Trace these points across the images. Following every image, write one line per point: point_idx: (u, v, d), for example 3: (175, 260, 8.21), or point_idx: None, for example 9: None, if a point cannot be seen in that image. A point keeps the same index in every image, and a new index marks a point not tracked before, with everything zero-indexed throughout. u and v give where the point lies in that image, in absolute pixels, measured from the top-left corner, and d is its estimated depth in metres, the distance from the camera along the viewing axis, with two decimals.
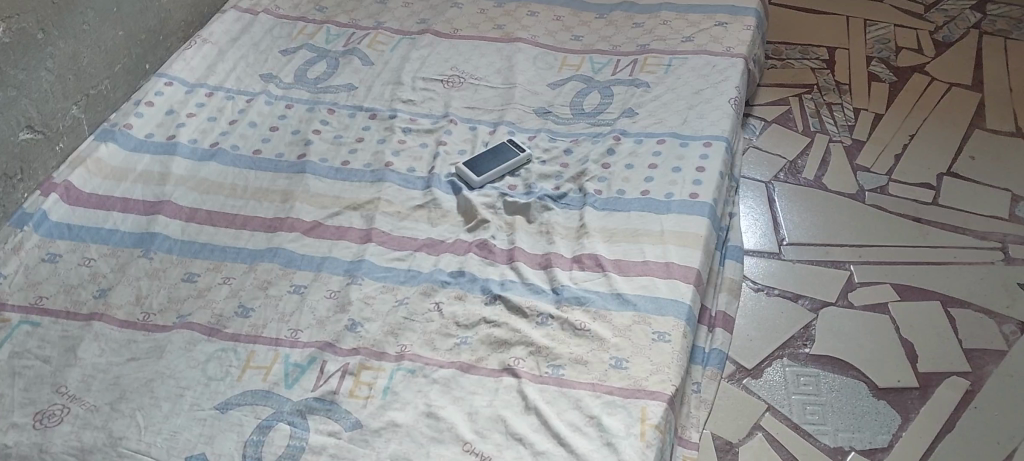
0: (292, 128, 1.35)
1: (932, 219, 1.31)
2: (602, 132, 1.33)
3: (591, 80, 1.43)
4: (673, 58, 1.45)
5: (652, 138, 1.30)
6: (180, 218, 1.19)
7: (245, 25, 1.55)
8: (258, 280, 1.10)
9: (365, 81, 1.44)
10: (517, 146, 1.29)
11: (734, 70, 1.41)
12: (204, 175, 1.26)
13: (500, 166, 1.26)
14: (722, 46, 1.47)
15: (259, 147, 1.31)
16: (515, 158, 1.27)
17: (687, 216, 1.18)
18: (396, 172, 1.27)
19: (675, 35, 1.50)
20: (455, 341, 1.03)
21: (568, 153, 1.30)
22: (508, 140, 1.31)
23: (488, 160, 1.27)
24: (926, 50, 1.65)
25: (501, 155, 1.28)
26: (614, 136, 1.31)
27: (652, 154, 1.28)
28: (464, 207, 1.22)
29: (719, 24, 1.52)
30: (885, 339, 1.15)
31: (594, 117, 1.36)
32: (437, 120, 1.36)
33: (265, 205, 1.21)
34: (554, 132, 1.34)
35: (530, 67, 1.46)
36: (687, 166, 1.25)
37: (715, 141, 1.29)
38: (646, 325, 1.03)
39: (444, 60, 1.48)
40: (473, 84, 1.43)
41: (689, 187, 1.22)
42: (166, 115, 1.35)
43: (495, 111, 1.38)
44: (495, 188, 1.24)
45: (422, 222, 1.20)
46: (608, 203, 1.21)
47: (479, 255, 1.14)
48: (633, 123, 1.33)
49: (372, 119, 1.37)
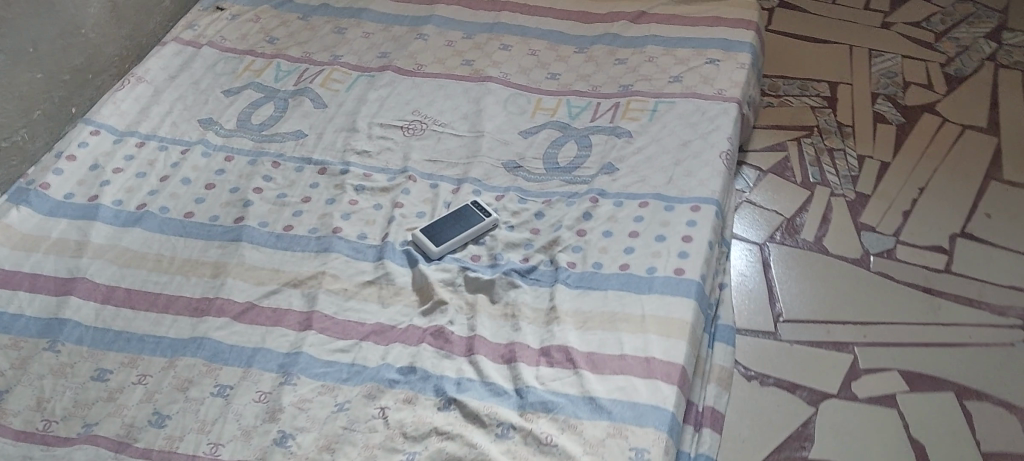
0: (230, 185, 1.20)
1: (946, 290, 1.17)
2: (578, 191, 1.19)
3: (567, 128, 1.29)
4: (658, 102, 1.31)
5: (633, 201, 1.16)
6: (95, 299, 1.05)
7: (186, 60, 1.40)
8: (177, 380, 0.96)
9: (316, 127, 1.29)
10: (481, 210, 1.15)
11: (726, 118, 1.28)
12: (126, 244, 1.12)
13: (461, 233, 1.12)
14: (712, 88, 1.32)
15: (192, 208, 1.17)
16: (479, 222, 1.13)
17: (671, 296, 1.04)
18: (344, 240, 1.13)
19: (660, 75, 1.36)
20: (401, 457, 0.89)
21: (539, 216, 1.16)
22: (471, 203, 1.16)
23: (448, 227, 1.13)
24: (937, 85, 1.50)
25: (464, 220, 1.14)
26: (591, 197, 1.17)
27: (632, 220, 1.14)
28: (419, 283, 1.07)
29: (710, 61, 1.37)
30: (894, 440, 1.01)
31: (569, 173, 1.22)
32: (393, 176, 1.22)
33: (192, 280, 1.08)
34: (524, 190, 1.20)
35: (500, 111, 1.32)
36: (672, 235, 1.11)
37: (703, 204, 1.15)
38: (622, 439, 0.89)
39: (405, 102, 1.34)
40: (436, 132, 1.28)
41: (673, 261, 1.08)
42: (90, 170, 1.21)
43: (459, 164, 1.23)
44: (456, 260, 1.10)
45: (370, 304, 1.05)
46: (583, 278, 1.07)
47: (434, 346, 1.00)
48: (612, 182, 1.19)
49: (321, 174, 1.22)
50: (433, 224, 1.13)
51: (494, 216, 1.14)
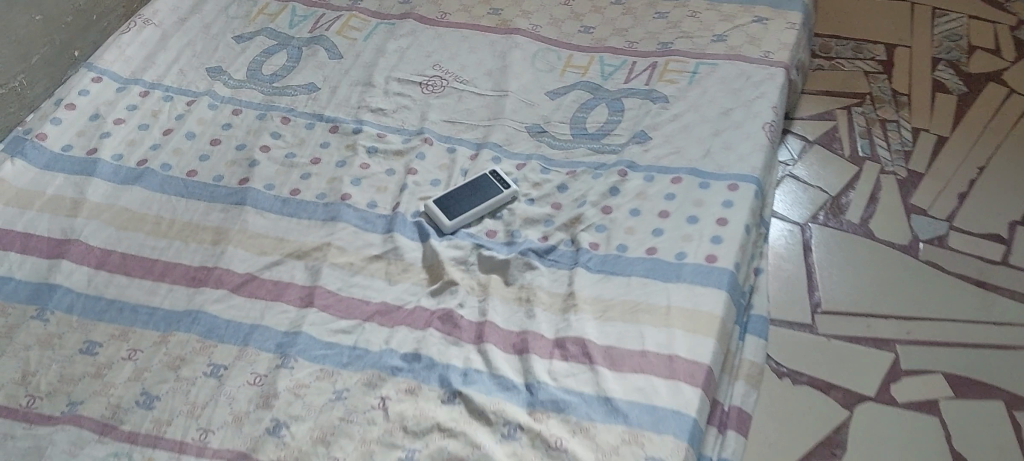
0: (236, 142, 1.13)
1: (1001, 284, 1.08)
2: (605, 162, 1.10)
3: (599, 89, 1.19)
4: (699, 64, 1.21)
5: (665, 176, 1.08)
6: (88, 264, 0.99)
7: (197, 3, 1.33)
8: (169, 357, 0.90)
9: (330, 81, 1.22)
10: (499, 180, 1.07)
11: (773, 84, 1.17)
12: (125, 204, 1.06)
13: (477, 206, 1.04)
14: (759, 50, 1.22)
15: (195, 166, 1.10)
16: (497, 194, 1.06)
17: (700, 287, 0.96)
18: (353, 208, 1.06)
19: (703, 33, 1.25)
20: (399, 455, 0.83)
21: (562, 189, 1.08)
22: (490, 172, 1.08)
23: (464, 199, 1.05)
24: (1006, 51, 1.38)
25: (481, 191, 1.06)
26: (619, 170, 1.09)
27: (663, 197, 1.05)
28: (429, 259, 1.01)
29: (758, 19, 1.26)
30: (933, 451, 0.93)
31: (597, 140, 1.13)
32: (409, 138, 1.14)
33: (191, 247, 1.02)
34: (547, 158, 1.11)
35: (527, 68, 1.23)
36: (705, 216, 1.03)
37: (742, 183, 1.06)
38: (637, 447, 0.82)
39: (425, 54, 1.25)
40: (457, 90, 1.20)
41: (704, 246, 1.00)
42: (90, 120, 1.14)
43: (479, 127, 1.15)
44: (470, 236, 1.03)
45: (376, 280, 0.99)
46: (605, 262, 0.99)
47: (442, 332, 0.93)
48: (643, 153, 1.10)
49: (333, 133, 1.15)
50: (448, 195, 1.06)
51: (513, 187, 1.06)
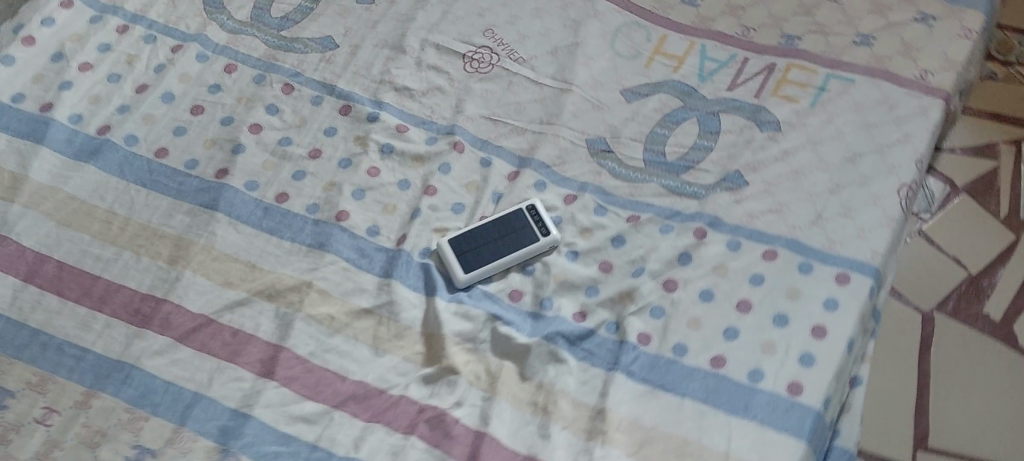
0: (222, 113, 0.91)
1: None
2: (681, 209, 0.84)
3: (692, 96, 0.91)
4: (829, 76, 0.90)
5: (755, 245, 0.81)
6: (17, 276, 0.81)
7: None
8: (87, 431, 0.73)
9: (354, 36, 0.97)
10: (537, 222, 0.82)
11: (922, 123, 0.87)
12: (72, 191, 0.86)
13: (502, 258, 0.81)
14: (914, 67, 0.90)
15: (166, 143, 0.89)
16: (531, 244, 0.81)
17: (773, 433, 0.72)
18: (349, 234, 0.83)
19: (843, 29, 0.94)
20: None
21: (617, 242, 0.83)
22: (527, 207, 0.83)
23: (488, 245, 0.81)
24: None
25: (511, 236, 0.82)
26: (697, 228, 0.82)
27: (747, 280, 0.80)
28: (431, 325, 0.79)
29: (922, 18, 0.94)
30: None
31: (676, 174, 0.86)
32: (435, 138, 0.89)
33: (143, 264, 0.82)
34: (607, 191, 0.85)
35: (603, 49, 0.94)
36: (799, 319, 0.77)
37: (855, 274, 0.79)
38: None
39: (478, 12, 0.98)
40: (507, 72, 0.93)
41: (789, 367, 0.75)
42: (51, 61, 0.93)
43: (527, 132, 0.89)
44: (487, 298, 0.80)
45: (359, 346, 0.78)
46: (655, 369, 0.76)
47: (428, 441, 0.73)
48: (734, 205, 0.83)
49: (343, 115, 0.91)
50: (469, 236, 0.82)
51: (554, 235, 0.82)
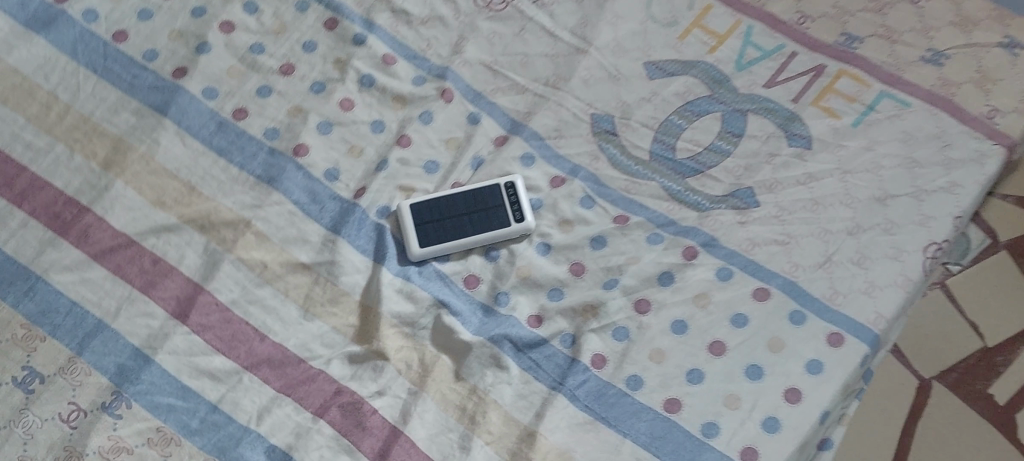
0: (196, 2, 0.81)
1: None
2: (677, 219, 0.74)
3: (722, 85, 0.79)
4: (883, 94, 0.78)
5: (749, 279, 0.71)
6: None
7: None
8: None
9: None
10: (512, 203, 0.73)
11: (976, 172, 0.74)
12: (16, 63, 0.77)
13: (465, 238, 0.72)
14: (983, 102, 0.78)
15: (127, 26, 0.80)
16: (499, 227, 0.72)
17: None
18: (303, 173, 0.75)
19: (914, 38, 0.81)
20: None
21: (597, 244, 0.73)
22: (504, 184, 0.74)
23: (453, 220, 0.73)
24: None
25: (481, 214, 0.73)
26: (688, 245, 0.73)
27: (728, 318, 0.70)
28: (369, 297, 0.71)
29: (1008, 43, 0.80)
30: None
31: (682, 176, 0.76)
32: (423, 78, 0.79)
33: (75, 162, 0.74)
34: (599, 181, 0.76)
35: (636, 7, 0.83)
36: (775, 376, 0.68)
37: (851, 337, 0.69)
38: None
39: None
40: (523, 14, 0.82)
41: (748, 429, 0.66)
42: None
43: (527, 92, 0.79)
44: (439, 280, 0.72)
45: (288, 304, 0.71)
46: (601, 400, 0.68)
47: (337, 427, 0.66)
48: (737, 226, 0.73)
49: (329, 30, 0.81)
50: (434, 206, 0.73)
51: (527, 221, 0.72)
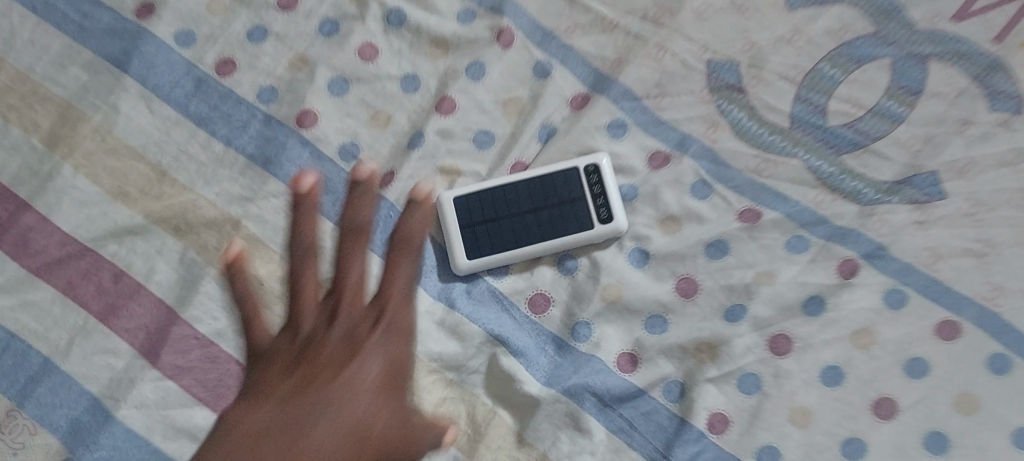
0: None
1: None
2: (829, 216, 0.54)
3: (893, 17, 0.55)
4: None
5: (929, 308, 0.51)
6: None
7: None
8: None
9: None
10: (597, 197, 0.53)
11: None
12: None
13: (529, 245, 0.52)
14: None
15: None
16: (577, 232, 0.52)
17: None
18: (310, 151, 0.55)
19: None
20: None
21: (716, 251, 0.53)
22: (585, 168, 0.53)
23: (513, 219, 0.53)
24: None
25: (552, 212, 0.53)
26: (846, 258, 0.53)
27: (900, 365, 0.50)
28: None
29: None
30: None
31: (837, 154, 0.54)
32: (473, 13, 0.58)
33: (13, 138, 0.55)
34: (719, 161, 0.55)
35: None
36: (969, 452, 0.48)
37: None
38: None
39: None
40: None
41: None
42: None
43: (617, 30, 0.57)
44: (495, 305, 0.53)
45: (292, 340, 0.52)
46: None
47: None
48: (915, 229, 0.53)
49: None
50: (487, 200, 0.53)
51: (617, 222, 0.52)
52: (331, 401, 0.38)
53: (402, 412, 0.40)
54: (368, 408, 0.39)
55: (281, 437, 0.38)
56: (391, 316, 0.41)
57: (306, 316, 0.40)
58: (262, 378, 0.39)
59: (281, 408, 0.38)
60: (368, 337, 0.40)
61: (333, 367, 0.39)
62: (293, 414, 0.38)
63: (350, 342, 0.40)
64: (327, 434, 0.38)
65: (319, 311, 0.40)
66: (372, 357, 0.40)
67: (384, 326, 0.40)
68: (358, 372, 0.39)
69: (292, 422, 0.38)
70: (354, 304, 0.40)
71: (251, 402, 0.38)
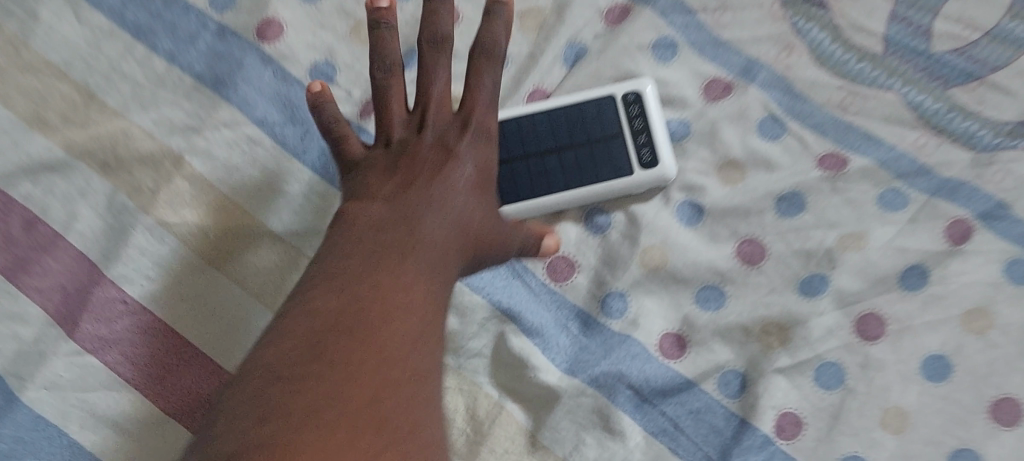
0: None
1: None
2: (933, 165, 0.42)
3: None
4: None
5: None
6: None
7: None
8: None
9: None
10: (638, 134, 0.41)
11: None
12: None
13: (549, 196, 0.41)
14: None
15: None
16: (612, 179, 0.41)
17: None
18: (274, 71, 0.44)
19: None
20: None
21: (788, 207, 0.42)
22: (623, 97, 0.42)
23: (529, 162, 0.41)
24: None
25: (580, 152, 0.41)
26: (955, 218, 0.41)
27: None
28: None
29: None
30: None
31: (944, 87, 0.42)
32: None
33: None
34: (793, 92, 0.43)
35: None
36: None
37: None
38: None
39: None
40: None
41: None
42: None
43: None
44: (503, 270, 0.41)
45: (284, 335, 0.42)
46: None
47: None
48: None
49: None
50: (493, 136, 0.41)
51: (663, 167, 0.41)
52: (406, 272, 0.31)
53: (494, 215, 0.36)
54: (440, 234, 0.33)
55: (360, 313, 0.29)
56: (478, 127, 0.37)
57: (394, 126, 0.37)
58: (362, 182, 0.35)
59: (375, 231, 0.32)
60: (458, 140, 0.37)
61: (432, 173, 0.35)
62: (354, 295, 0.29)
63: (443, 148, 0.36)
64: (414, 320, 0.30)
65: (407, 122, 0.38)
66: (464, 161, 0.36)
67: (473, 135, 0.37)
68: (450, 173, 0.35)
69: (416, 202, 0.34)
70: (442, 106, 0.38)
71: (344, 235, 0.32)
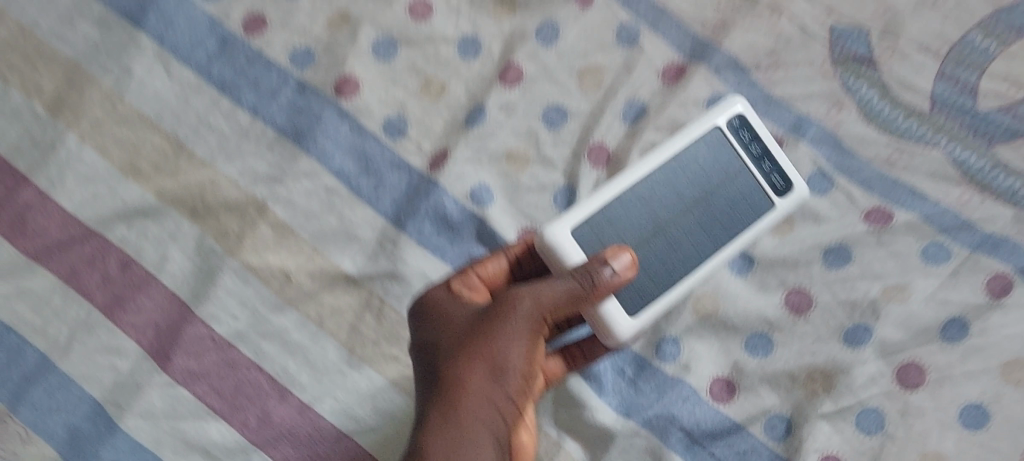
0: None
1: None
2: (975, 220, 0.44)
3: None
4: None
5: None
6: None
7: None
8: None
9: None
10: (760, 160, 0.43)
11: None
12: None
13: (705, 264, 0.41)
14: None
15: None
16: (755, 218, 0.43)
17: None
18: (350, 124, 0.47)
19: None
20: None
21: (835, 259, 0.44)
22: (730, 127, 0.43)
23: (670, 214, 0.41)
24: None
25: (724, 195, 0.42)
26: (995, 273, 0.43)
27: None
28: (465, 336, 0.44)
29: None
30: None
31: (988, 144, 0.44)
32: None
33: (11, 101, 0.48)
34: (842, 147, 0.46)
35: None
36: None
37: None
38: None
39: None
40: None
41: None
42: None
43: None
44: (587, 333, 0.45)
45: (404, 402, 0.43)
46: None
47: None
48: None
49: None
50: (609, 211, 0.41)
51: (798, 188, 0.43)
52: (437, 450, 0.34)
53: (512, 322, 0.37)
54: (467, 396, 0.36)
55: None
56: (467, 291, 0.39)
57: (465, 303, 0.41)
58: None
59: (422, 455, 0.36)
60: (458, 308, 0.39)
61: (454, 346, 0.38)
62: None
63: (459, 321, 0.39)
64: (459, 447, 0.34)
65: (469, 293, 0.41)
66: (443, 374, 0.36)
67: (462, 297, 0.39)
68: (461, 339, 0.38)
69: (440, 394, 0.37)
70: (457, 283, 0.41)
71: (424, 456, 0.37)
